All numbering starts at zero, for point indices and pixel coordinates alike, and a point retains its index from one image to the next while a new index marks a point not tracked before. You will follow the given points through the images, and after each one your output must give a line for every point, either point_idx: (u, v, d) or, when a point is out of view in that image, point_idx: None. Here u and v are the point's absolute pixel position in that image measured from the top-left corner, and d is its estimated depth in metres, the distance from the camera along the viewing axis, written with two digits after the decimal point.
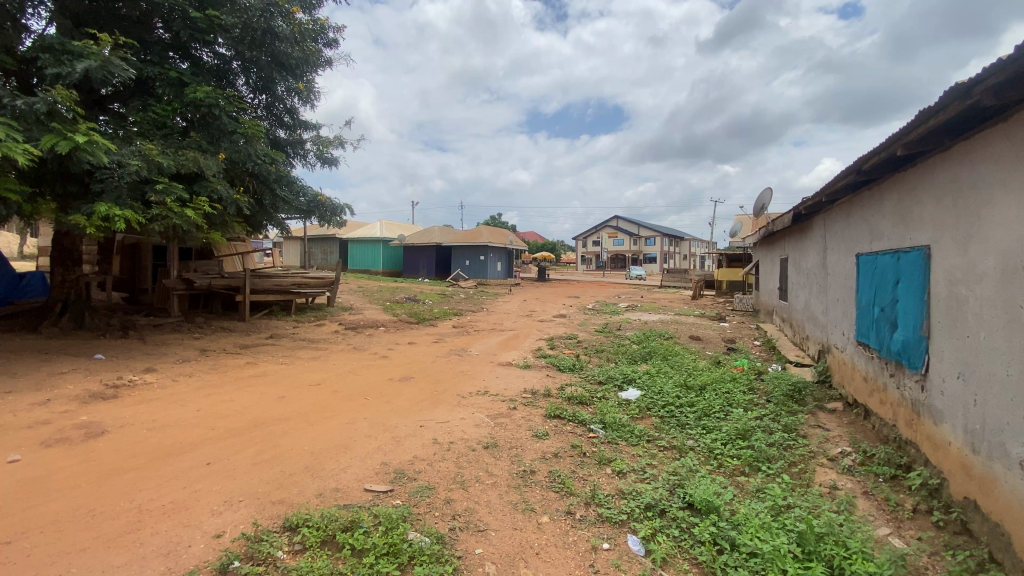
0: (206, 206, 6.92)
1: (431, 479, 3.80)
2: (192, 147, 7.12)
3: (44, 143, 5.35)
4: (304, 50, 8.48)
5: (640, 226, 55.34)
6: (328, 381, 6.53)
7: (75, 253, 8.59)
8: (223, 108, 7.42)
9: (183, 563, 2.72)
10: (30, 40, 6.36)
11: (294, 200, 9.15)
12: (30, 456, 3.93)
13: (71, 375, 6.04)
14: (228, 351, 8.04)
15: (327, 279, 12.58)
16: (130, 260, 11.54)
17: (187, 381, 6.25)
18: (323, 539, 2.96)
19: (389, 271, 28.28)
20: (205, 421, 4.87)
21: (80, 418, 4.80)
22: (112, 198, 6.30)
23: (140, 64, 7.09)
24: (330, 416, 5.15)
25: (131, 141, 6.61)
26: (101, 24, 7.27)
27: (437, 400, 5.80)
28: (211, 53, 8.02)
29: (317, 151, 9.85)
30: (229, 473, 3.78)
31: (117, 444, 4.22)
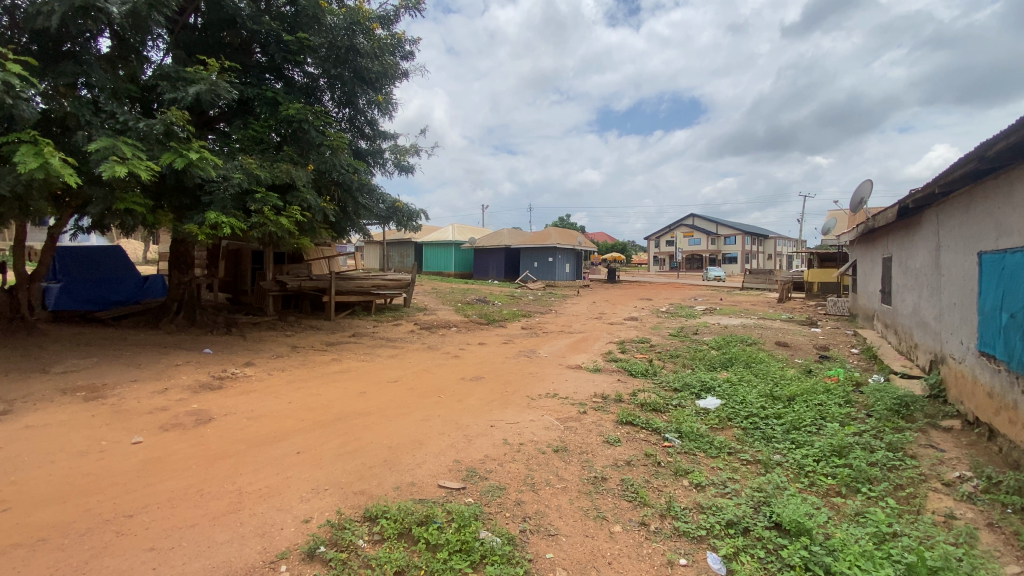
0: (297, 214, 7.48)
1: (502, 479, 3.84)
2: (285, 160, 7.72)
3: (163, 160, 6.05)
4: (384, 64, 8.85)
5: (719, 224, 52.51)
6: (404, 378, 6.80)
7: (189, 258, 9.66)
8: (311, 123, 8.00)
9: (276, 544, 2.95)
10: (151, 69, 7.19)
11: (374, 207, 9.65)
12: (151, 438, 4.46)
13: (185, 367, 6.79)
14: (315, 348, 8.64)
15: (403, 281, 13.17)
16: (235, 264, 12.81)
17: (280, 374, 6.80)
18: (400, 531, 3.09)
19: (460, 273, 29.08)
20: (296, 412, 5.27)
21: (192, 406, 5.37)
22: (219, 208, 6.99)
23: (241, 86, 7.80)
24: (406, 412, 5.37)
25: (234, 156, 7.29)
26: (209, 52, 8.12)
27: (507, 401, 5.83)
28: (301, 73, 8.66)
29: (395, 159, 10.33)
30: (316, 462, 4.05)
31: (221, 431, 4.68)
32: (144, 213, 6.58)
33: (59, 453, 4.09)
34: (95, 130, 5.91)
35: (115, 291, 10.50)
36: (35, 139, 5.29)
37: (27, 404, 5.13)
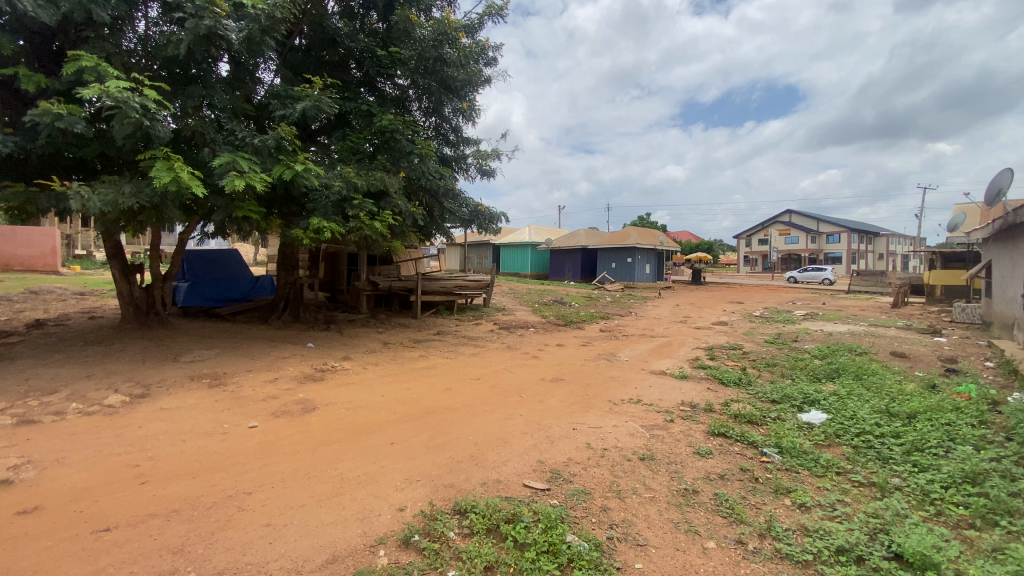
0: (389, 218, 7.94)
1: (587, 484, 3.81)
2: (378, 167, 8.23)
3: (275, 172, 6.68)
4: (469, 72, 9.14)
5: (818, 221, 48.14)
6: (486, 377, 6.97)
7: (294, 260, 10.60)
8: (402, 132, 8.49)
9: (375, 529, 3.15)
10: (263, 89, 7.95)
11: (459, 211, 9.98)
12: (264, 424, 4.95)
13: (291, 360, 7.47)
14: (403, 344, 9.11)
15: (484, 282, 13.52)
16: (332, 266, 13.88)
17: (373, 369, 7.26)
18: (488, 527, 3.17)
19: (537, 274, 29.24)
20: (388, 405, 5.60)
21: (298, 395, 5.90)
22: (322, 214, 7.59)
23: (340, 101, 8.42)
24: (490, 409, 5.50)
25: (334, 166, 7.88)
26: (312, 70, 8.83)
27: (589, 405, 5.77)
28: (392, 85, 9.19)
29: (478, 164, 10.64)
30: (408, 454, 4.28)
31: (324, 420, 5.09)
32: (257, 220, 7.29)
33: (190, 433, 4.66)
34: (218, 146, 6.64)
35: (230, 288, 11.73)
36: (170, 156, 6.03)
37: (164, 389, 5.90)
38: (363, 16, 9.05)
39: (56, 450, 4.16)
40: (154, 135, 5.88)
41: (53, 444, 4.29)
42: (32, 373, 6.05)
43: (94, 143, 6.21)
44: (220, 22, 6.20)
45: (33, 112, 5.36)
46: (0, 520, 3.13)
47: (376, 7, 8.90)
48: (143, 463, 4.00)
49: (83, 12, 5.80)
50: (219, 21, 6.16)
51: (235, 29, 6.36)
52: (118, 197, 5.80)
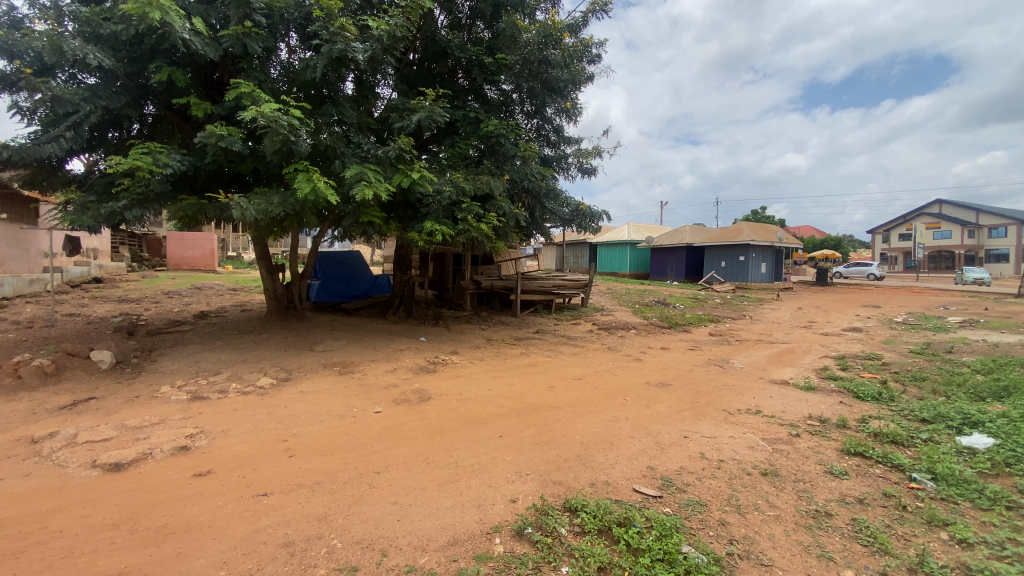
0: (495, 220, 8.22)
1: (703, 494, 3.65)
2: (485, 172, 8.59)
3: (395, 180, 7.23)
4: (572, 72, 9.17)
5: (978, 212, 40.86)
6: (589, 377, 6.94)
7: (407, 260, 11.41)
8: (507, 136, 8.79)
9: (491, 518, 3.30)
10: (382, 103, 8.64)
11: (560, 210, 10.04)
12: (386, 410, 5.42)
13: (406, 352, 8.06)
14: (506, 341, 9.39)
15: (583, 281, 13.46)
16: (439, 266, 14.71)
17: (480, 364, 7.58)
18: (600, 528, 3.18)
19: (636, 273, 28.42)
20: (495, 399, 5.82)
21: (414, 385, 6.36)
22: (434, 218, 8.08)
23: (451, 109, 8.90)
24: (595, 410, 5.48)
25: (445, 172, 8.34)
26: (425, 82, 9.38)
27: (700, 413, 5.50)
28: (496, 91, 9.52)
29: (579, 163, 10.63)
30: (517, 448, 4.42)
31: (438, 409, 5.43)
32: (379, 224, 7.96)
33: (325, 415, 5.23)
34: (347, 158, 7.35)
35: (353, 285, 12.95)
36: (309, 168, 6.80)
37: (302, 374, 6.70)
38: (470, 27, 9.46)
39: (223, 423, 4.90)
40: (296, 151, 6.67)
41: (220, 417, 5.06)
42: (203, 356, 7.20)
43: (249, 160, 7.19)
44: (349, 46, 6.84)
45: (205, 135, 6.32)
46: (185, 479, 3.75)
47: (482, 17, 9.26)
48: (290, 439, 4.57)
49: (241, 46, 6.71)
50: (349, 44, 6.80)
51: (361, 50, 6.98)
52: (269, 207, 6.67)
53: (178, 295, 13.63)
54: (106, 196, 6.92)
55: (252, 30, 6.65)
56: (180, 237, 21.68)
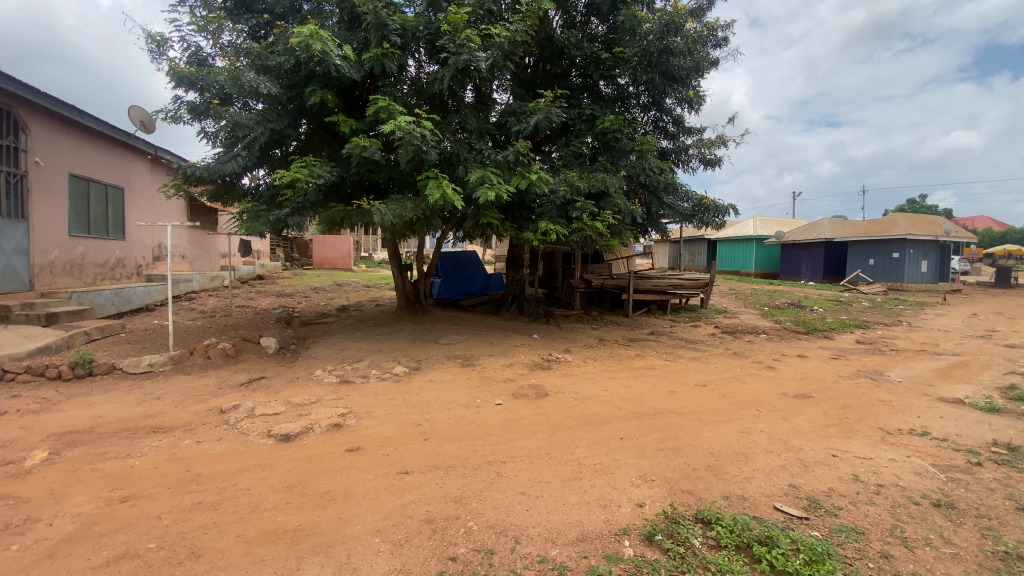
0: (611, 218, 8.09)
1: (859, 521, 3.25)
2: (600, 169, 8.47)
3: (514, 182, 7.43)
4: (696, 59, 8.70)
5: None
6: (714, 383, 6.54)
7: (520, 259, 11.70)
8: (624, 132, 8.60)
9: (618, 519, 3.27)
10: (499, 108, 8.94)
11: (679, 205, 9.56)
12: (507, 403, 5.62)
13: (522, 348, 8.29)
14: (620, 342, 9.20)
15: (703, 281, 12.68)
16: (550, 265, 14.89)
17: (595, 363, 7.53)
18: (738, 544, 2.99)
19: (763, 271, 26.15)
20: (614, 400, 5.73)
21: (531, 380, 6.52)
22: (549, 218, 8.15)
23: (566, 109, 8.93)
24: (723, 419, 5.15)
25: (560, 171, 8.39)
26: (540, 83, 9.51)
27: (850, 430, 4.89)
28: (611, 85, 9.35)
29: (700, 154, 10.04)
30: (640, 452, 4.32)
31: (557, 406, 5.51)
32: (497, 225, 8.24)
33: (452, 403, 5.59)
34: (469, 164, 7.73)
35: (471, 283, 13.61)
36: (438, 175, 7.28)
37: (429, 365, 7.23)
38: (585, 24, 9.42)
39: (366, 405, 5.48)
40: (426, 159, 7.17)
41: (363, 400, 5.66)
42: (345, 345, 8.09)
43: (384, 169, 7.91)
44: (474, 56, 7.19)
45: (350, 149, 7.07)
46: (340, 452, 4.26)
47: (598, 12, 9.15)
48: (423, 424, 4.95)
49: (380, 66, 7.40)
50: (473, 54, 7.14)
51: (484, 58, 7.30)
52: (402, 212, 7.28)
53: (322, 291, 15.46)
54: (271, 205, 8.05)
55: (388, 50, 7.28)
56: (323, 239, 24.55)
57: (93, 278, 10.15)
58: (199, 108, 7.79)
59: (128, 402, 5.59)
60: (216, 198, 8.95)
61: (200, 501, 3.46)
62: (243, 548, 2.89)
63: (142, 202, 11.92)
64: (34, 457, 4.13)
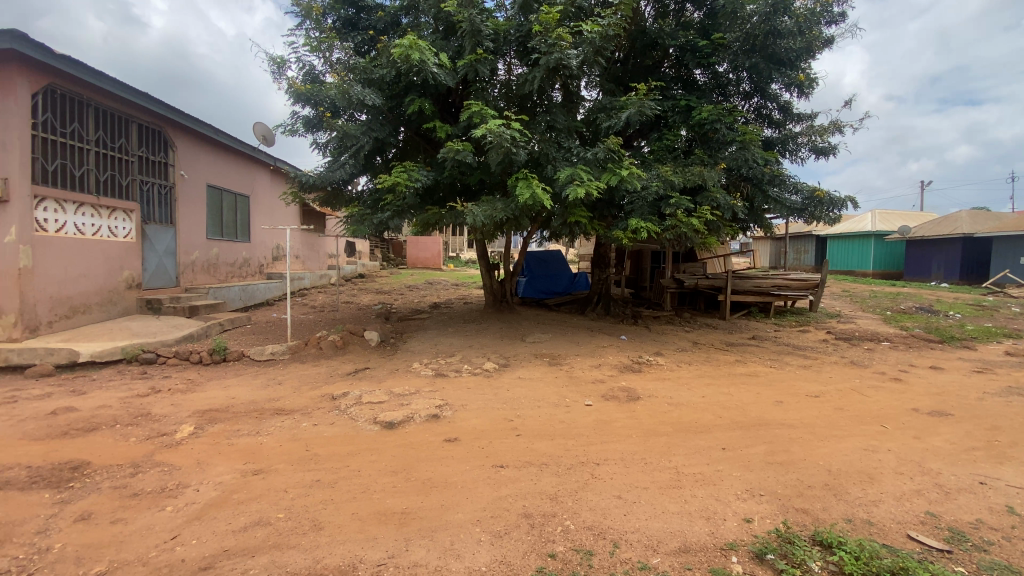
0: (708, 213, 7.67)
1: (1018, 561, 2.79)
2: (696, 162, 8.09)
3: (604, 179, 7.29)
4: (808, 39, 8.06)
5: None
6: (827, 395, 5.96)
7: (607, 258, 11.49)
8: (723, 122, 8.12)
9: (723, 533, 3.09)
10: (588, 105, 8.85)
11: (787, 198, 8.84)
12: (598, 404, 5.54)
13: (611, 349, 8.13)
14: (717, 346, 8.70)
15: (812, 282, 11.60)
16: (638, 264, 14.51)
17: (690, 368, 7.19)
18: (866, 573, 2.69)
19: (882, 272, 23.40)
20: (713, 408, 5.43)
21: (622, 382, 6.37)
22: (640, 215, 7.90)
23: (660, 101, 8.61)
24: (840, 434, 4.68)
25: (652, 166, 8.12)
26: (632, 77, 9.25)
27: (1003, 455, 4.21)
28: (708, 74, 8.89)
29: (811, 142, 9.21)
30: (745, 464, 4.05)
31: (650, 410, 5.34)
32: (586, 223, 8.15)
33: (543, 401, 5.63)
34: (558, 162, 7.72)
35: (557, 283, 13.62)
36: (527, 175, 7.35)
37: (518, 362, 7.34)
38: (679, 11, 9.03)
39: (461, 398, 5.69)
40: (516, 160, 7.27)
41: (457, 394, 5.88)
42: (439, 340, 8.47)
43: (476, 172, 8.16)
44: (565, 54, 7.17)
45: (444, 153, 7.36)
46: (439, 442, 4.47)
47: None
48: (515, 420, 5.04)
49: (473, 71, 7.63)
50: (564, 53, 7.13)
51: (576, 56, 7.25)
52: (493, 212, 7.46)
53: (416, 288, 16.33)
54: (374, 208, 8.65)
55: (482, 55, 7.50)
56: (416, 240, 25.90)
57: (224, 275, 11.56)
58: (313, 121, 8.55)
59: (255, 385, 6.30)
60: (326, 204, 9.79)
61: (318, 478, 3.80)
62: (357, 525, 3.13)
63: (264, 208, 13.37)
64: (183, 430, 4.78)
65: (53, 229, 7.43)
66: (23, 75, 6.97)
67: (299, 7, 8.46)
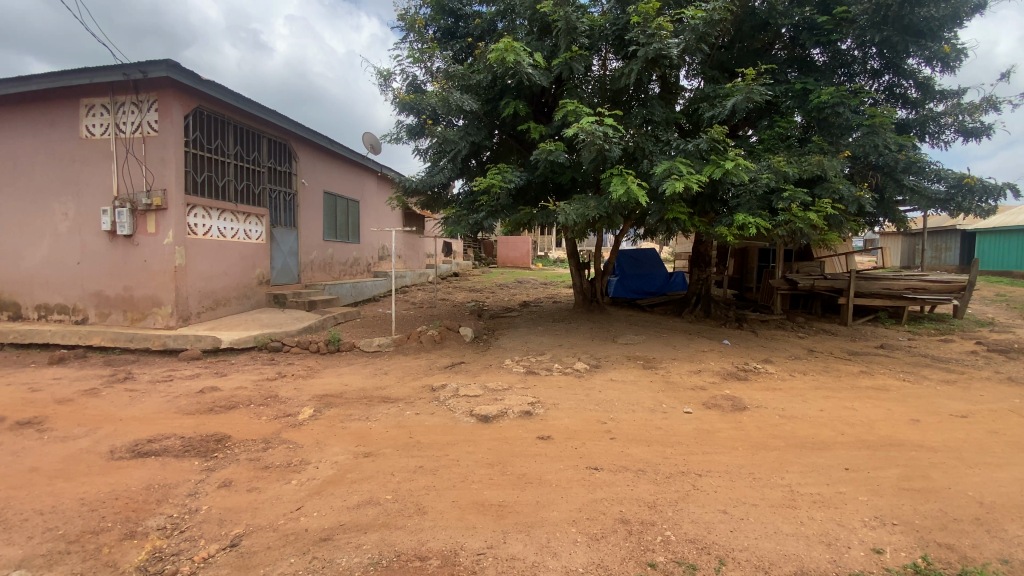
0: (828, 207, 6.95)
1: None
2: (814, 151, 7.37)
3: (705, 172, 6.89)
4: (955, 5, 7.15)
5: None
6: (980, 416, 5.11)
7: (706, 257, 10.87)
8: (846, 104, 7.31)
9: (847, 562, 2.78)
10: (688, 95, 8.42)
11: (928, 188, 7.80)
12: (698, 412, 5.26)
13: (712, 354, 7.67)
14: (836, 355, 7.85)
15: (957, 284, 10.04)
16: (743, 263, 13.59)
17: (804, 378, 6.55)
18: None
19: None
20: (832, 423, 4.91)
21: (725, 390, 5.98)
22: (747, 210, 7.37)
23: (770, 86, 7.97)
24: (998, 463, 3.99)
25: (762, 157, 7.53)
26: (738, 63, 8.66)
27: None
28: (828, 53, 8.08)
29: (959, 122, 8.00)
30: (873, 487, 3.61)
31: (758, 422, 4.96)
32: (685, 220, 7.74)
33: (638, 406, 5.46)
34: (655, 157, 7.42)
35: (651, 282, 13.16)
36: (623, 172, 7.16)
37: (611, 364, 7.19)
38: None
39: (554, 397, 5.70)
40: (610, 156, 7.12)
41: (549, 392, 5.90)
42: (530, 338, 8.55)
43: (569, 170, 8.11)
44: (665, 43, 6.89)
45: (538, 153, 7.40)
46: (533, 439, 4.51)
47: None
48: (609, 423, 4.94)
49: (568, 69, 7.61)
50: (665, 42, 6.86)
51: (677, 45, 6.95)
52: (586, 210, 7.38)
53: (507, 287, 16.66)
54: (470, 210, 8.96)
55: (577, 53, 7.45)
56: (506, 240, 26.43)
57: (337, 273, 12.65)
58: (415, 129, 9.05)
59: (363, 375, 6.83)
60: (426, 207, 10.30)
61: (421, 465, 4.02)
62: (457, 513, 3.26)
63: (371, 211, 14.43)
64: (304, 412, 5.31)
65: (201, 233, 8.61)
66: (179, 100, 8.15)
67: (404, 21, 9.01)
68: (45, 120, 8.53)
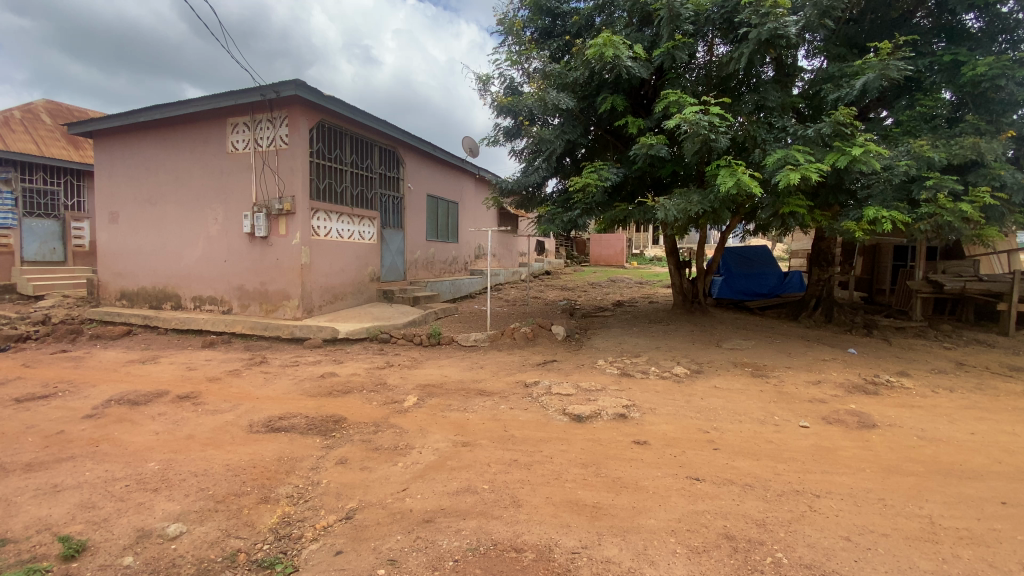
0: (987, 195, 5.95)
1: None
2: (967, 132, 6.37)
3: (828, 160, 6.21)
4: None
5: None
6: None
7: (829, 255, 9.88)
8: (1013, 75, 6.21)
9: None
10: (807, 77, 7.67)
11: None
12: (816, 426, 4.78)
13: (834, 364, 6.92)
14: (995, 370, 6.68)
15: None
16: (873, 261, 12.12)
17: (951, 395, 5.65)
18: None
19: None
20: (988, 450, 4.19)
21: (850, 405, 5.36)
22: (880, 202, 6.54)
23: (910, 61, 7.00)
24: None
25: (899, 142, 6.63)
26: (869, 37, 7.71)
27: None
28: (987, 17, 6.92)
29: None
30: None
31: (890, 442, 4.38)
32: (803, 214, 7.03)
33: (745, 416, 5.09)
34: (769, 145, 6.84)
35: (761, 283, 12.23)
36: (730, 163, 6.70)
37: (714, 370, 6.78)
38: None
39: (651, 402, 5.51)
40: (717, 147, 6.69)
41: (646, 396, 5.72)
42: (625, 339, 8.35)
43: (670, 164, 7.77)
44: (782, 22, 6.33)
45: (638, 147, 7.17)
46: (628, 443, 4.40)
47: None
48: (712, 433, 4.66)
49: (671, 59, 7.30)
50: (781, 21, 6.30)
51: (796, 23, 6.35)
52: (688, 205, 7.02)
53: (600, 286, 16.41)
54: (565, 207, 8.93)
55: (680, 41, 7.11)
56: (600, 239, 25.99)
57: (437, 271, 13.32)
58: (512, 130, 9.24)
59: (462, 367, 7.13)
60: (521, 207, 10.39)
61: (516, 459, 4.11)
62: (551, 510, 3.29)
63: (469, 212, 14.99)
64: (409, 400, 5.69)
65: (323, 234, 9.55)
66: (305, 114, 9.09)
67: (502, 25, 9.21)
68: (199, 139, 9.98)
